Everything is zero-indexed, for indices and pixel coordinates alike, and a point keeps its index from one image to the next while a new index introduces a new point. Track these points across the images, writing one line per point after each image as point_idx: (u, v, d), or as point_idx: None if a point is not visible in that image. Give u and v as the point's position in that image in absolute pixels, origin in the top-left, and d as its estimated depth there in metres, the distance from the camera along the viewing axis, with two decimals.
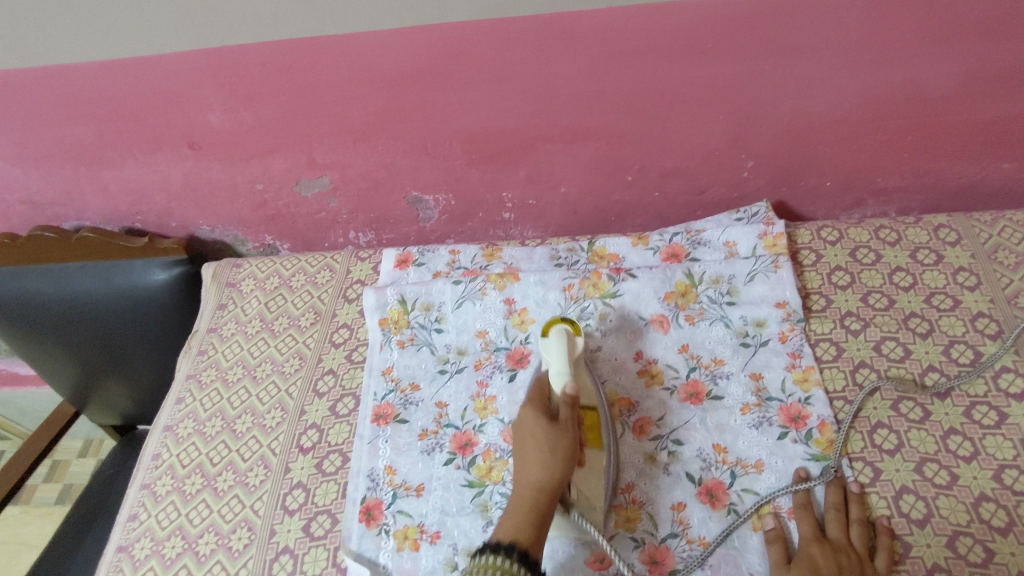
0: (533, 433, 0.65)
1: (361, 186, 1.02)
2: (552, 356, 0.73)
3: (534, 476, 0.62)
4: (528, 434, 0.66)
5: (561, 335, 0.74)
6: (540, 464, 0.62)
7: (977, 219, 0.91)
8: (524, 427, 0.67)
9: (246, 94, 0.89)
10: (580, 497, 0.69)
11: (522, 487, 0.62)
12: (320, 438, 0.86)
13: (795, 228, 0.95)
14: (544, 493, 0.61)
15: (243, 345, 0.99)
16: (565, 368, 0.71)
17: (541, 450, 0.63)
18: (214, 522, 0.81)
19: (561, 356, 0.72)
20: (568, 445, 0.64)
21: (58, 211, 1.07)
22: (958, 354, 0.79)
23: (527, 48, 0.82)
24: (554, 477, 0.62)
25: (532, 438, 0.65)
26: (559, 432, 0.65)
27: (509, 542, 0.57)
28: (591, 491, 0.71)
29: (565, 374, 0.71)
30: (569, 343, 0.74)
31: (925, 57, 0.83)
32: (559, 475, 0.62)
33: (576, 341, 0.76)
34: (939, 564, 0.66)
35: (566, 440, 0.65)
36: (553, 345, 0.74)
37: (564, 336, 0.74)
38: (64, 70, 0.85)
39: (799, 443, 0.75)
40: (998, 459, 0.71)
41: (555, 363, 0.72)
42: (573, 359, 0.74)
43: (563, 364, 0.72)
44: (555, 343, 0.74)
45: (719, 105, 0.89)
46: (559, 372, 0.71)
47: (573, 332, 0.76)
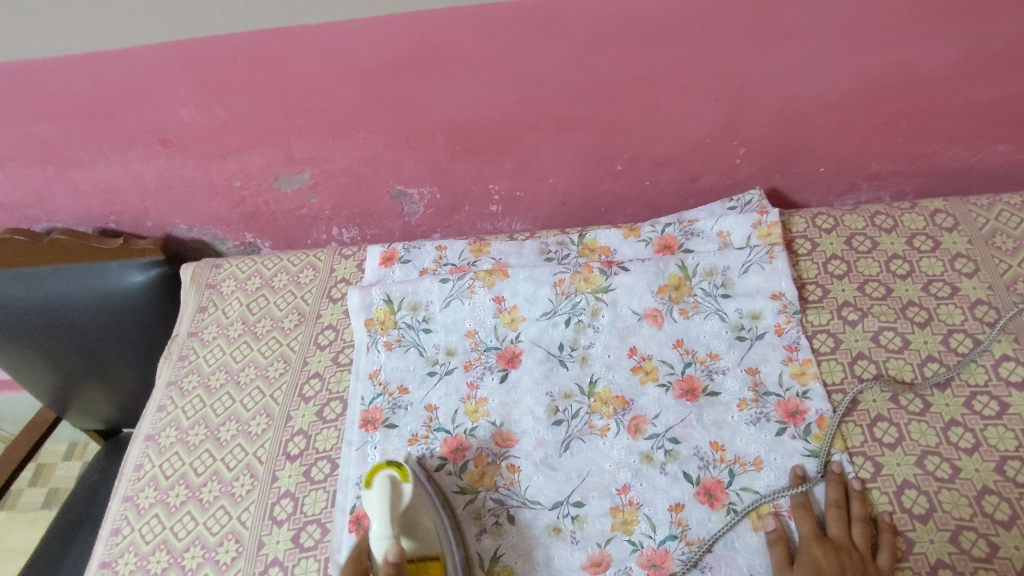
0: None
1: (343, 181, 0.99)
2: (373, 515, 0.62)
3: None
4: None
5: (384, 488, 0.63)
6: None
7: (973, 204, 0.89)
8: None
9: (218, 88, 0.85)
10: None
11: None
12: (308, 444, 0.83)
13: (790, 216, 0.93)
14: None
15: (225, 349, 0.95)
16: (387, 531, 0.61)
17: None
18: (200, 535, 0.79)
19: (383, 516, 0.62)
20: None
21: (27, 213, 1.03)
22: (957, 344, 0.78)
23: (510, 34, 0.78)
24: None
25: None
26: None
27: None
28: None
29: (386, 544, 0.61)
30: (393, 495, 0.63)
31: (921, 37, 0.80)
32: None
33: (403, 488, 0.64)
34: (943, 560, 0.65)
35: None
36: (375, 500, 0.62)
37: (388, 486, 0.63)
38: (24, 66, 0.81)
39: (797, 439, 0.74)
40: (999, 451, 0.70)
41: (376, 523, 0.62)
42: (397, 516, 0.63)
43: (383, 527, 0.61)
44: (376, 495, 0.63)
45: (711, 91, 0.86)
46: (381, 537, 0.61)
47: (400, 479, 0.64)
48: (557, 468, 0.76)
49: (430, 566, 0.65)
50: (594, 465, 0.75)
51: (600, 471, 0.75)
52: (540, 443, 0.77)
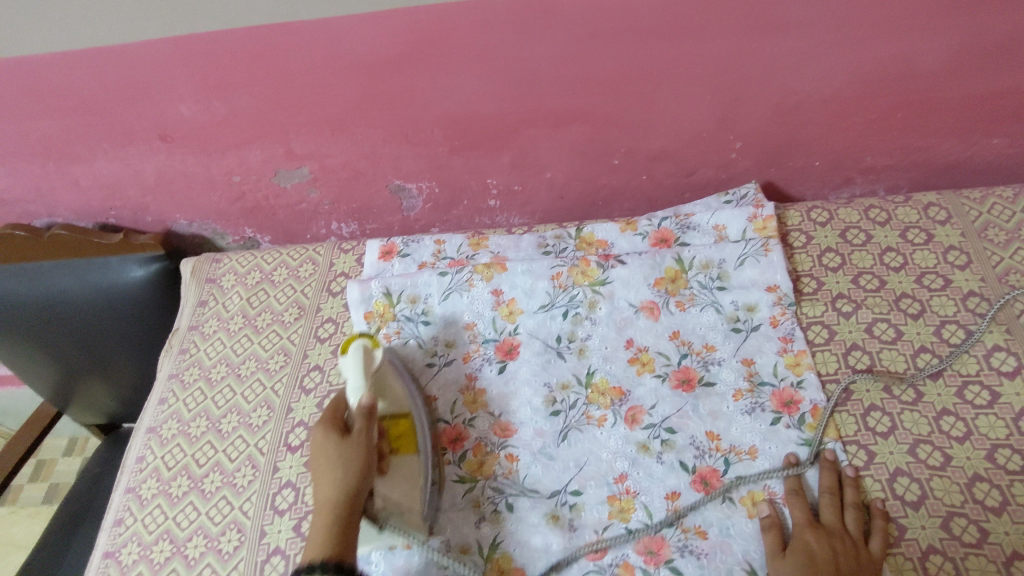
0: (326, 460, 0.66)
1: (342, 175, 0.99)
2: (347, 371, 0.73)
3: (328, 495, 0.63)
4: (319, 451, 0.67)
5: (357, 352, 0.74)
6: (331, 482, 0.64)
7: (966, 197, 0.90)
8: (316, 449, 0.67)
9: (218, 84, 0.85)
10: (388, 503, 0.71)
11: (321, 507, 0.63)
12: (309, 436, 0.84)
13: (785, 210, 0.94)
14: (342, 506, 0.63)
15: (225, 342, 0.96)
16: (360, 384, 0.72)
17: (331, 465, 0.65)
18: (202, 525, 0.79)
19: (358, 373, 0.73)
20: (359, 455, 0.66)
21: (27, 208, 1.03)
22: (949, 335, 0.79)
23: (508, 30, 0.79)
24: (351, 492, 0.64)
25: (326, 458, 0.66)
26: (347, 448, 0.66)
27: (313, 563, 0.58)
28: (402, 495, 0.72)
29: (360, 390, 0.72)
30: (365, 355, 0.74)
31: (914, 32, 0.81)
32: (349, 489, 0.64)
33: (374, 353, 0.76)
34: (934, 546, 0.66)
35: (359, 448, 0.66)
36: (349, 361, 0.74)
37: (360, 350, 0.74)
38: (25, 61, 0.81)
39: (792, 428, 0.75)
40: (990, 440, 0.71)
41: (352, 377, 0.73)
42: (371, 371, 0.75)
43: (357, 382, 0.73)
44: (351, 360, 0.74)
45: (707, 86, 0.87)
46: (355, 388, 0.72)
47: (370, 345, 0.76)
48: (555, 457, 0.77)
49: (401, 420, 0.76)
50: (592, 454, 0.76)
51: (598, 461, 0.76)
52: (539, 433, 0.78)
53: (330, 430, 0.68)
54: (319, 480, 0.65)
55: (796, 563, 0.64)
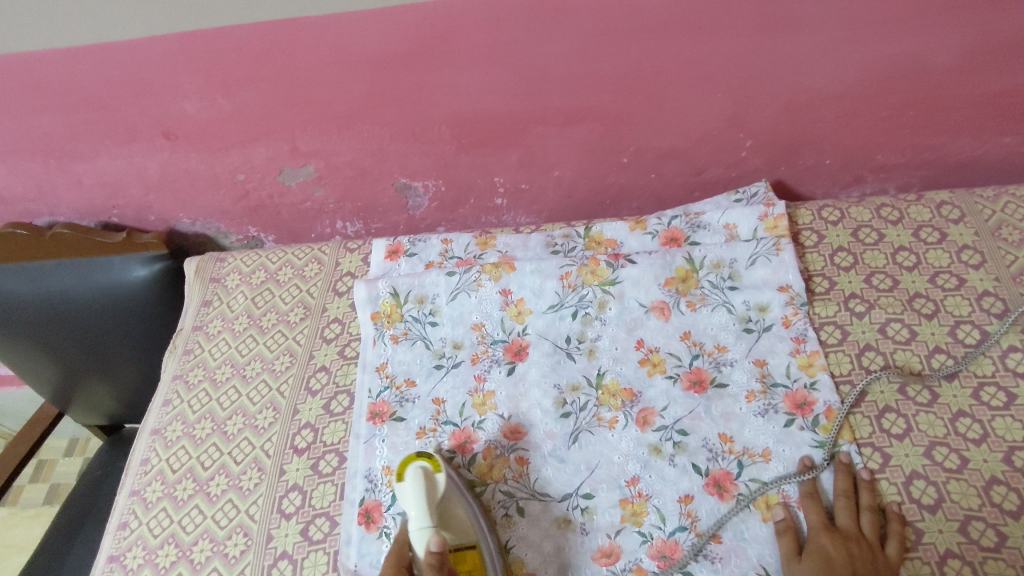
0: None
1: (347, 174, 0.98)
2: (410, 503, 0.68)
3: None
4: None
5: (417, 477, 0.69)
6: None
7: (979, 195, 0.89)
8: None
9: (223, 81, 0.84)
10: None
11: None
12: (315, 438, 0.83)
13: (795, 208, 0.93)
14: None
15: (230, 343, 0.95)
16: (426, 519, 0.67)
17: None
18: (208, 529, 0.78)
19: (422, 501, 0.68)
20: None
21: (29, 207, 1.02)
22: (964, 335, 0.78)
23: (518, 26, 0.78)
24: None
25: None
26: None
27: None
28: None
29: (426, 527, 0.67)
30: (428, 484, 0.69)
31: (929, 28, 0.80)
32: None
33: (436, 478, 0.70)
34: (951, 550, 0.65)
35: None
36: (409, 490, 0.69)
37: (422, 475, 0.69)
38: (27, 57, 0.80)
39: (805, 431, 0.74)
40: (1007, 442, 0.70)
41: (414, 510, 0.67)
42: (433, 502, 0.69)
43: (421, 516, 0.67)
44: (411, 487, 0.69)
45: (717, 83, 0.86)
46: (421, 527, 0.67)
47: (432, 469, 0.71)
48: (566, 460, 0.76)
49: (468, 555, 0.68)
50: (603, 457, 0.75)
51: (609, 463, 0.75)
52: (549, 436, 0.77)
53: None
54: None
55: (812, 566, 0.63)
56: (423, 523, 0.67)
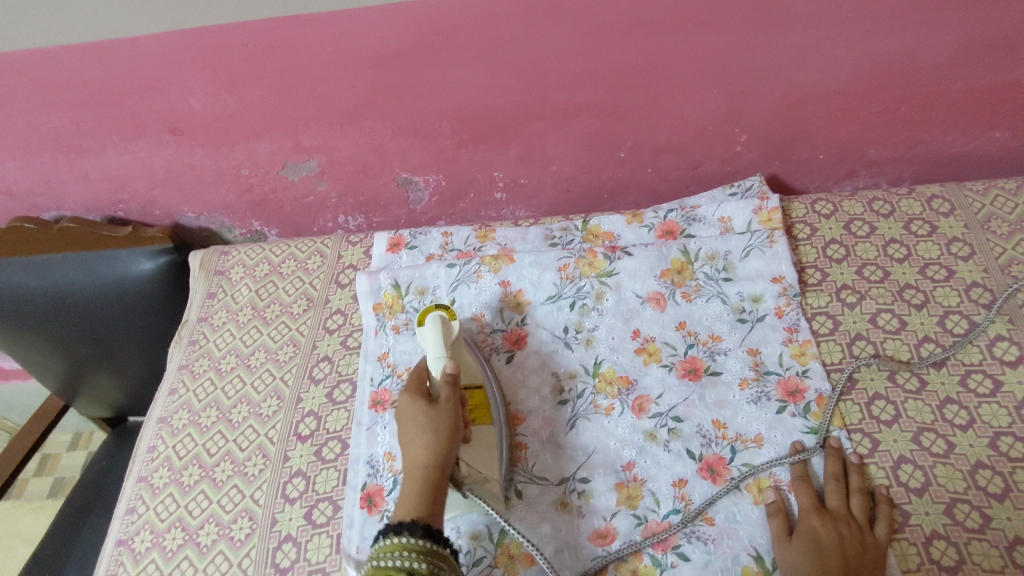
0: (417, 423, 0.67)
1: (350, 169, 1.00)
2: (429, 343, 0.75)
3: (418, 456, 0.64)
4: (408, 414, 0.68)
5: (437, 322, 0.76)
6: (422, 444, 0.65)
7: (969, 189, 0.91)
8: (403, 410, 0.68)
9: (228, 77, 0.86)
10: (473, 473, 0.70)
11: (409, 469, 0.64)
12: (318, 426, 0.85)
13: (789, 202, 0.94)
14: (431, 471, 0.64)
15: (234, 333, 0.97)
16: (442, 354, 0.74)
17: (422, 425, 0.66)
18: (214, 513, 0.80)
19: (438, 342, 0.74)
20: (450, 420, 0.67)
21: (37, 201, 1.04)
22: (952, 325, 0.80)
23: (517, 23, 0.80)
24: (439, 454, 0.64)
25: (413, 419, 0.67)
26: (437, 409, 0.68)
27: (410, 520, 0.58)
28: (483, 465, 0.71)
29: (443, 359, 0.73)
30: (445, 328, 0.76)
31: (919, 25, 0.82)
32: (440, 453, 0.64)
33: (452, 324, 0.77)
34: (938, 531, 0.67)
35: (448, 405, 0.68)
36: (430, 333, 0.75)
37: (439, 322, 0.76)
38: (37, 54, 0.82)
39: (797, 417, 0.76)
40: (993, 427, 0.72)
41: (432, 349, 0.74)
42: (449, 343, 0.76)
43: (438, 353, 0.74)
44: (430, 331, 0.75)
45: (712, 79, 0.87)
46: (436, 357, 0.74)
47: (449, 318, 0.78)
48: (563, 445, 0.78)
49: (478, 390, 0.76)
50: (600, 441, 0.77)
51: (606, 447, 0.77)
52: (547, 421, 0.79)
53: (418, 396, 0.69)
54: (408, 442, 0.66)
55: (802, 548, 0.65)
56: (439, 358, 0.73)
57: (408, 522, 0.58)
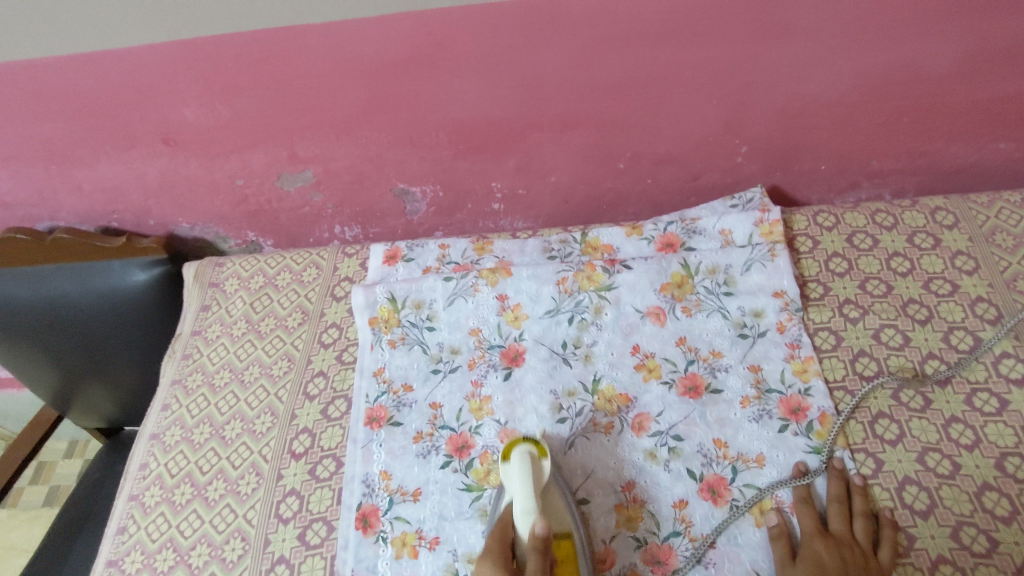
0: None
1: (346, 179, 0.99)
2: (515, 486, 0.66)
3: None
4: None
5: (524, 461, 0.68)
6: None
7: (973, 201, 0.90)
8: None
9: (222, 88, 0.85)
10: None
11: None
12: (313, 443, 0.84)
13: (791, 214, 0.93)
14: None
15: (228, 347, 0.96)
16: (531, 504, 0.65)
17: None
18: (206, 533, 0.79)
19: (525, 487, 0.66)
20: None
21: (29, 212, 1.03)
22: (957, 341, 0.79)
23: (515, 33, 0.79)
24: None
25: None
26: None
27: None
28: None
29: (531, 511, 0.64)
30: (534, 469, 0.68)
31: (923, 35, 0.81)
32: None
33: (542, 465, 0.69)
34: (943, 555, 0.66)
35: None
36: (516, 473, 0.67)
37: (527, 460, 0.68)
38: (27, 65, 0.81)
39: (799, 436, 0.74)
40: (999, 448, 0.71)
41: (519, 494, 0.66)
42: (538, 488, 0.67)
43: (526, 502, 0.65)
44: (517, 470, 0.67)
45: (713, 90, 0.86)
46: (525, 511, 0.65)
47: (539, 455, 0.69)
48: (562, 465, 0.76)
49: (564, 542, 0.67)
50: (599, 462, 0.76)
51: (606, 468, 0.75)
52: (546, 441, 0.78)
53: (500, 563, 0.62)
54: None
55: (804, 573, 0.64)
56: (528, 508, 0.65)
57: None
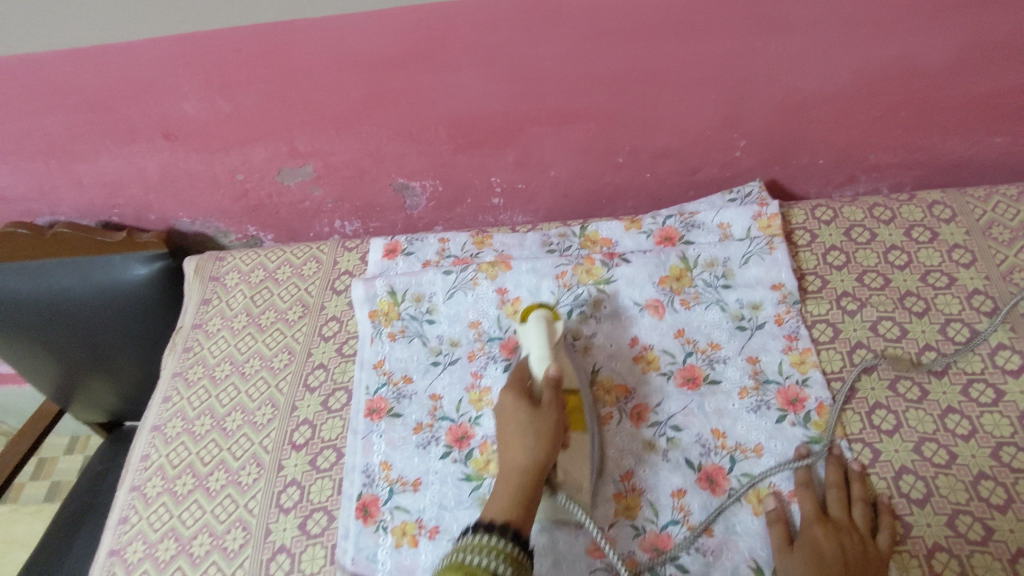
0: (519, 432, 0.66)
1: (346, 174, 0.99)
2: (532, 339, 0.73)
3: (517, 460, 0.64)
4: (511, 415, 0.67)
5: (539, 321, 0.75)
6: (523, 449, 0.65)
7: (970, 195, 0.90)
8: (505, 412, 0.68)
9: (222, 82, 0.85)
10: (568, 478, 0.71)
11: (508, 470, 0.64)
12: (313, 434, 0.84)
13: (789, 208, 0.94)
14: (528, 476, 0.64)
15: (229, 341, 0.96)
16: (546, 352, 0.72)
17: (524, 429, 0.66)
18: (207, 523, 0.79)
19: (540, 342, 0.73)
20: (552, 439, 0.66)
21: (30, 206, 1.03)
22: (954, 333, 0.79)
23: (513, 28, 0.79)
24: (538, 462, 0.64)
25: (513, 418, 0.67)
26: (541, 415, 0.67)
27: (501, 521, 0.59)
28: (578, 472, 0.72)
29: (546, 359, 0.72)
30: (548, 328, 0.75)
31: (919, 30, 0.81)
32: (539, 459, 0.65)
33: (555, 325, 0.76)
34: (939, 543, 0.66)
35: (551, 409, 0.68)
36: (532, 329, 0.74)
37: (543, 321, 0.75)
38: (29, 59, 0.81)
39: (797, 426, 0.75)
40: (995, 438, 0.71)
41: (534, 345, 0.73)
42: (552, 343, 0.74)
43: (540, 351, 0.72)
44: (534, 328, 0.74)
45: (711, 84, 0.87)
46: (540, 357, 0.72)
47: (551, 317, 0.76)
48: None
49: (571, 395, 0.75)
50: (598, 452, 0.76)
51: (604, 457, 0.76)
52: None
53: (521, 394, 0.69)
54: (509, 444, 0.66)
55: (802, 558, 0.64)
56: (542, 355, 0.72)
57: (499, 523, 0.59)
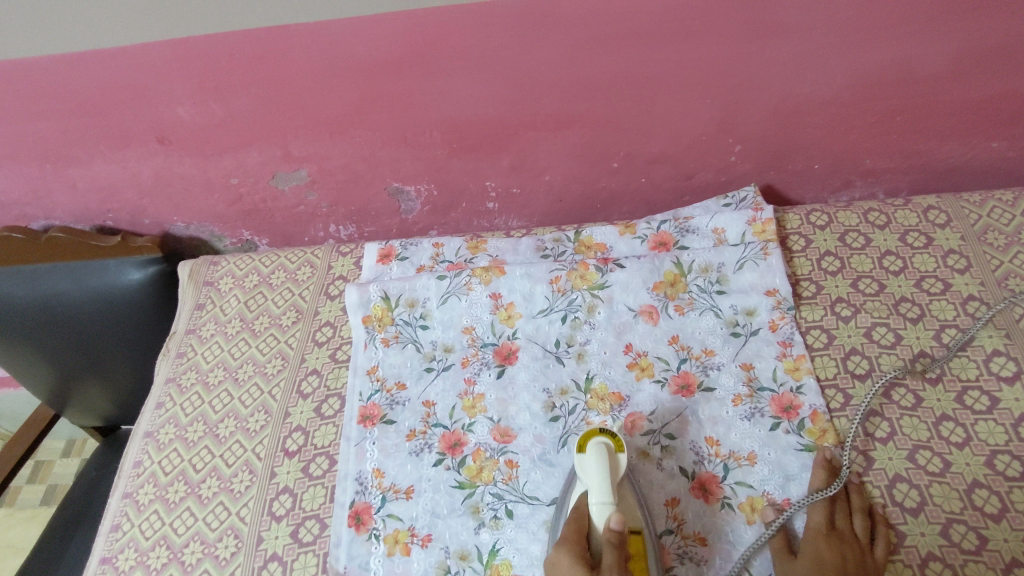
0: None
1: (340, 178, 0.99)
2: (592, 478, 0.66)
3: None
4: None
5: (600, 453, 0.67)
6: None
7: (965, 200, 0.90)
8: (558, 571, 0.61)
9: (216, 87, 0.85)
10: None
11: None
12: (306, 441, 0.84)
13: (784, 213, 0.93)
14: None
15: (222, 346, 0.96)
16: (607, 495, 0.65)
17: None
18: (199, 531, 0.79)
19: (600, 481, 0.65)
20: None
21: (24, 211, 1.03)
22: (949, 339, 0.79)
23: (507, 33, 0.79)
24: None
25: None
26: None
27: None
28: None
29: (608, 505, 0.64)
30: (612, 463, 0.67)
31: (915, 35, 0.81)
32: None
33: (618, 457, 0.68)
34: (933, 553, 0.66)
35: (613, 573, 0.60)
36: (592, 466, 0.66)
37: (605, 455, 0.67)
38: (21, 64, 0.81)
39: (791, 434, 0.74)
40: (989, 445, 0.71)
41: (596, 488, 0.65)
42: (615, 483, 0.66)
43: (600, 496, 0.65)
44: (594, 463, 0.66)
45: (706, 89, 0.86)
46: (599, 503, 0.65)
47: (614, 448, 0.68)
48: (555, 463, 0.76)
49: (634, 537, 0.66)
50: None
51: None
52: (538, 439, 0.78)
53: (579, 557, 0.61)
54: None
55: (802, 569, 0.64)
56: (603, 501, 0.64)
57: None
